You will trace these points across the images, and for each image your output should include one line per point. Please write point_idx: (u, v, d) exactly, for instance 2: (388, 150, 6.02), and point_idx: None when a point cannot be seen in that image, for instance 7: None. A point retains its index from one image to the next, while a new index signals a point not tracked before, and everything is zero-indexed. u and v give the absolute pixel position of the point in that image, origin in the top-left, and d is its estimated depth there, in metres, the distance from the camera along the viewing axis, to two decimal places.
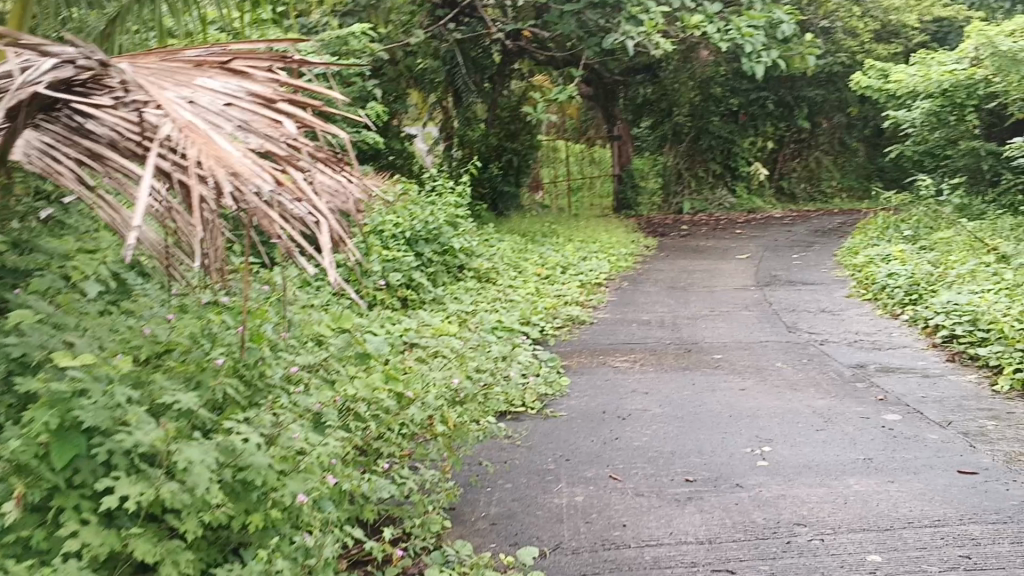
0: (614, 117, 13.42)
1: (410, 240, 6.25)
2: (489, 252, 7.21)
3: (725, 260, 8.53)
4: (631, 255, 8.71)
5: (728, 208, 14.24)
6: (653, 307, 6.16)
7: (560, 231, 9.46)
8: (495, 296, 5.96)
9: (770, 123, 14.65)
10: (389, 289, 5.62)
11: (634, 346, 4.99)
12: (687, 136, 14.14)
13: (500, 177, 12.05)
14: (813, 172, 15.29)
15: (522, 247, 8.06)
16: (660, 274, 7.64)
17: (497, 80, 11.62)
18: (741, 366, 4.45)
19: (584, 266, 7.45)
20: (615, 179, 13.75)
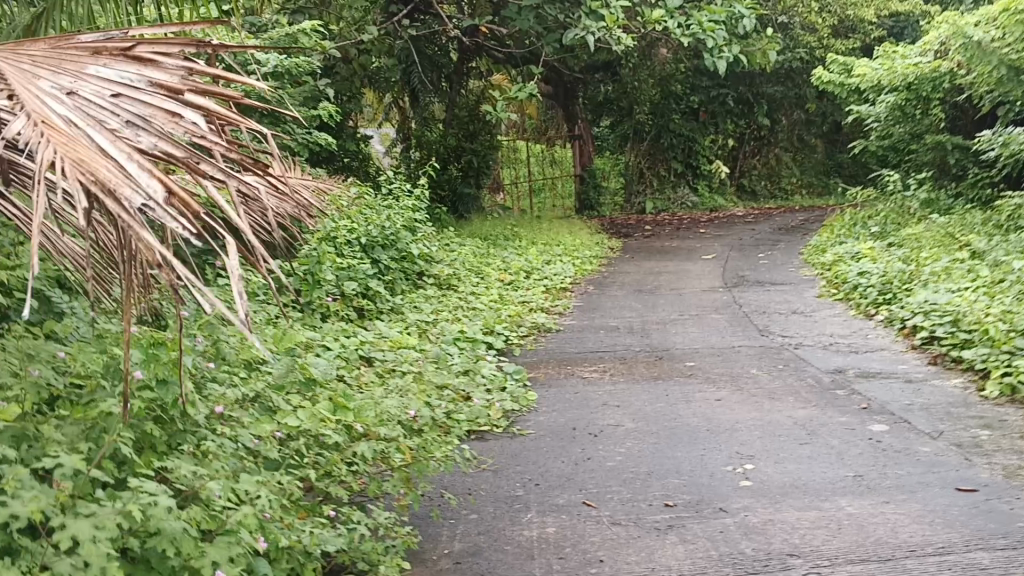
0: (575, 116, 13.38)
1: (366, 247, 5.96)
2: (449, 257, 6.95)
3: (691, 260, 8.37)
4: (595, 257, 8.51)
5: (690, 207, 14.11)
6: (620, 311, 5.94)
7: (522, 233, 9.24)
8: (457, 304, 5.70)
9: (730, 120, 14.55)
10: (343, 299, 5.35)
11: (603, 354, 4.76)
12: (647, 135, 13.92)
13: (459, 179, 11.81)
14: (774, 169, 15.23)
15: (483, 251, 7.82)
16: (626, 277, 7.44)
17: (455, 80, 11.38)
18: (716, 374, 4.23)
19: (548, 270, 7.22)
20: (576, 180, 13.66)
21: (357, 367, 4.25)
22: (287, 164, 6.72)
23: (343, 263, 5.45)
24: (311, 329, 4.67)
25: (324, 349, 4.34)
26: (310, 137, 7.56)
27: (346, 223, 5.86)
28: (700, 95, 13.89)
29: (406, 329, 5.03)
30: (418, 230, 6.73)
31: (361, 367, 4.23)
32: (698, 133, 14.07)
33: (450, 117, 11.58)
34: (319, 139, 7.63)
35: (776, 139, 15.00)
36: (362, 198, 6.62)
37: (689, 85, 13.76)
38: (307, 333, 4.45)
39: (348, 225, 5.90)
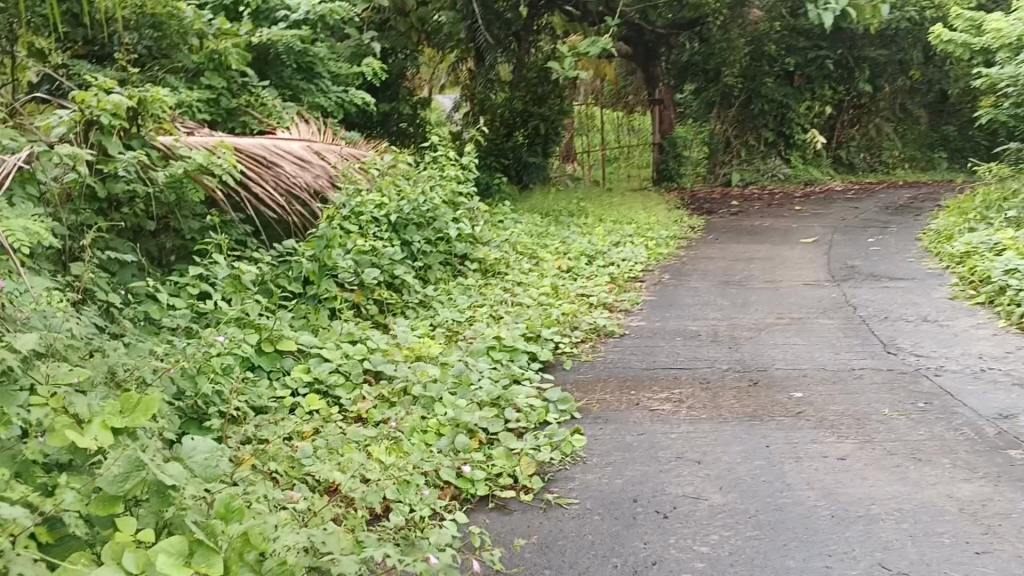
0: (655, 79, 12.31)
1: (397, 225, 4.99)
2: (499, 238, 5.93)
3: (787, 244, 7.20)
4: (672, 238, 7.39)
5: (783, 180, 12.73)
6: (702, 311, 4.87)
7: (590, 207, 8.18)
8: (502, 299, 4.71)
9: (828, 86, 13.01)
10: (362, 288, 4.39)
11: (681, 374, 3.70)
12: (736, 100, 12.62)
13: (525, 146, 10.79)
14: (875, 140, 13.80)
15: (541, 230, 6.78)
16: (709, 264, 6.36)
17: (524, 36, 10.34)
18: (832, 415, 3.14)
19: (616, 254, 6.17)
20: (654, 148, 12.48)
21: (360, 388, 3.29)
22: (314, 125, 5.77)
23: (365, 245, 4.49)
24: (311, 331, 3.72)
25: (319, 361, 3.41)
26: (346, 95, 6.60)
27: (373, 196, 4.89)
28: (796, 56, 12.53)
29: (435, 333, 4.05)
30: (464, 205, 5.73)
31: (364, 387, 3.27)
32: (792, 99, 12.73)
33: (518, 78, 10.49)
34: (356, 98, 6.65)
35: (878, 107, 13.56)
36: (400, 166, 5.64)
37: (783, 45, 12.45)
38: (302, 337, 3.50)
39: (374, 198, 4.92)
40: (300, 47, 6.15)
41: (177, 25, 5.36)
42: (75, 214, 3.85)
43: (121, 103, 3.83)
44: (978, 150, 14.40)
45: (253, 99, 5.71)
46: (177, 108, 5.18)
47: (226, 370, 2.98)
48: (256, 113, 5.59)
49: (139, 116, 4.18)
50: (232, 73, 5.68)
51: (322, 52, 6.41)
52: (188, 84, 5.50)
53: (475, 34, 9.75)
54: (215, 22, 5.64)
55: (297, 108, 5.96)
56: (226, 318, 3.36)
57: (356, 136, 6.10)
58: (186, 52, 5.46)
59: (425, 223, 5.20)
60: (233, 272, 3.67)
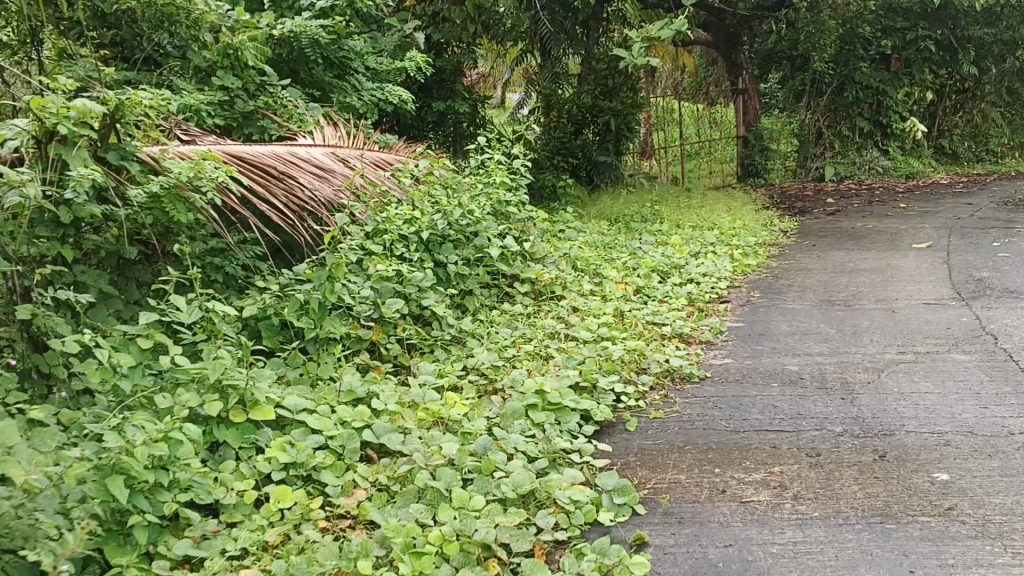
0: (737, 65, 11.34)
1: (432, 245, 4.22)
2: (558, 254, 5.12)
3: (897, 250, 6.21)
4: (759, 245, 6.48)
5: (881, 173, 11.72)
6: (802, 342, 3.99)
7: (664, 211, 7.30)
8: (557, 331, 3.90)
9: (928, 70, 11.80)
10: (380, 323, 3.64)
11: (781, 442, 2.84)
12: (828, 87, 11.53)
13: (595, 144, 9.93)
14: (980, 128, 12.52)
15: (607, 241, 5.95)
16: (804, 277, 5.46)
17: (592, 23, 9.66)
18: (998, 517, 2.26)
19: (694, 267, 5.32)
20: (738, 142, 11.52)
21: (353, 470, 2.52)
22: (343, 128, 5.06)
23: (387, 271, 3.74)
24: (304, 387, 2.97)
25: (305, 431, 2.65)
26: (381, 94, 5.85)
27: (402, 211, 4.14)
28: (894, 39, 11.35)
29: (468, 383, 3.25)
30: (515, 217, 4.94)
31: (357, 469, 2.50)
32: (889, 84, 11.56)
33: (587, 70, 9.80)
34: (393, 95, 5.89)
35: (984, 91, 12.29)
36: (439, 173, 4.87)
37: (879, 26, 11.20)
38: (288, 399, 2.75)
39: (403, 213, 4.16)
40: (331, 38, 5.44)
41: (185, 18, 4.69)
42: (31, 244, 3.22)
43: (94, 111, 3.17)
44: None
45: (272, 100, 5.02)
46: (183, 113, 4.55)
47: (170, 457, 2.25)
48: (275, 117, 4.93)
49: (118, 123, 3.51)
50: (248, 72, 5.01)
51: (357, 46, 5.71)
52: (199, 85, 4.87)
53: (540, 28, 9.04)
54: (232, 14, 4.97)
55: (325, 109, 5.26)
56: (188, 379, 2.64)
57: (392, 139, 5.38)
58: (197, 47, 4.83)
59: (467, 239, 4.42)
60: (207, 315, 2.96)
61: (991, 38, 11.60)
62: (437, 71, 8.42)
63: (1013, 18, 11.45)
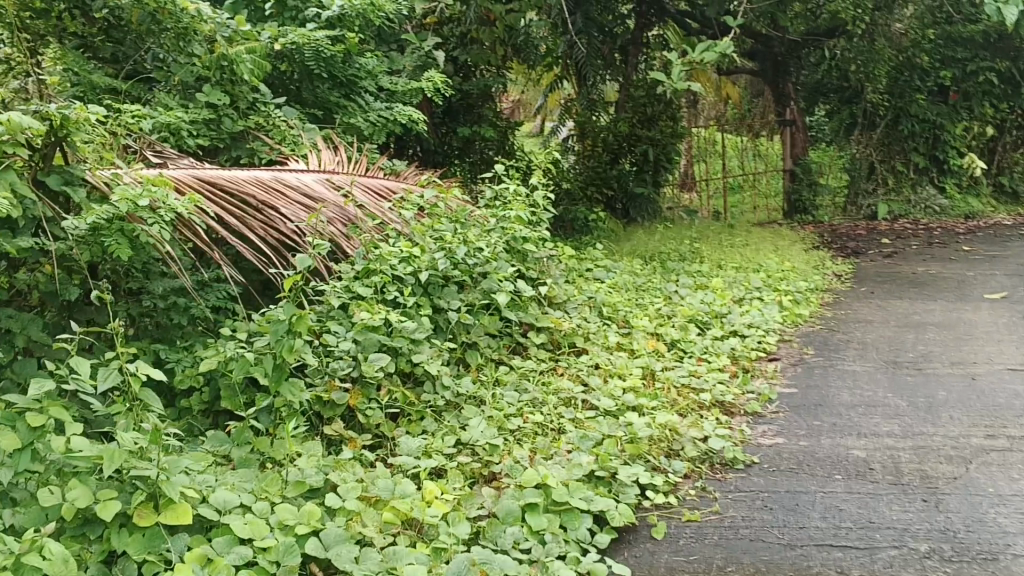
0: (786, 95, 10.65)
1: (432, 288, 3.63)
2: (581, 299, 4.50)
3: (966, 300, 5.51)
4: (810, 290, 5.83)
5: (938, 212, 10.87)
6: (868, 417, 3.33)
7: (704, 249, 6.67)
8: (575, 397, 3.28)
9: (988, 103, 11.01)
10: (359, 384, 3.04)
11: (850, 566, 2.20)
12: (881, 120, 10.91)
13: (633, 175, 9.33)
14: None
15: (641, 284, 5.33)
16: (863, 331, 4.80)
17: (632, 49, 9.31)
18: None
19: (737, 316, 4.68)
20: (785, 176, 10.78)
21: None
22: (344, 152, 4.50)
23: (372, 319, 3.15)
24: (248, 473, 2.38)
25: (232, 539, 2.05)
26: (390, 113, 5.27)
27: (398, 249, 3.56)
28: (954, 69, 10.58)
29: (457, 465, 2.64)
30: (534, 257, 4.34)
31: None
32: (947, 118, 10.81)
33: (625, 99, 9.27)
34: (402, 115, 5.29)
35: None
36: (450, 205, 4.28)
37: (937, 56, 10.48)
38: (217, 493, 2.17)
39: (397, 250, 3.57)
40: (340, 56, 4.94)
41: (173, 21, 4.30)
42: None
43: (24, 126, 2.63)
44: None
45: (263, 119, 4.50)
46: (159, 132, 4.03)
47: None
48: (266, 138, 4.41)
49: (64, 142, 2.96)
50: (241, 87, 4.50)
51: (368, 62, 5.19)
52: (184, 101, 4.37)
53: (575, 54, 8.55)
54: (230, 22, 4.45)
55: (325, 131, 4.73)
56: (86, 467, 2.07)
57: (399, 166, 4.83)
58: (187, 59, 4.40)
59: (475, 282, 3.82)
60: (130, 377, 2.39)
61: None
62: (463, 95, 7.88)
63: None
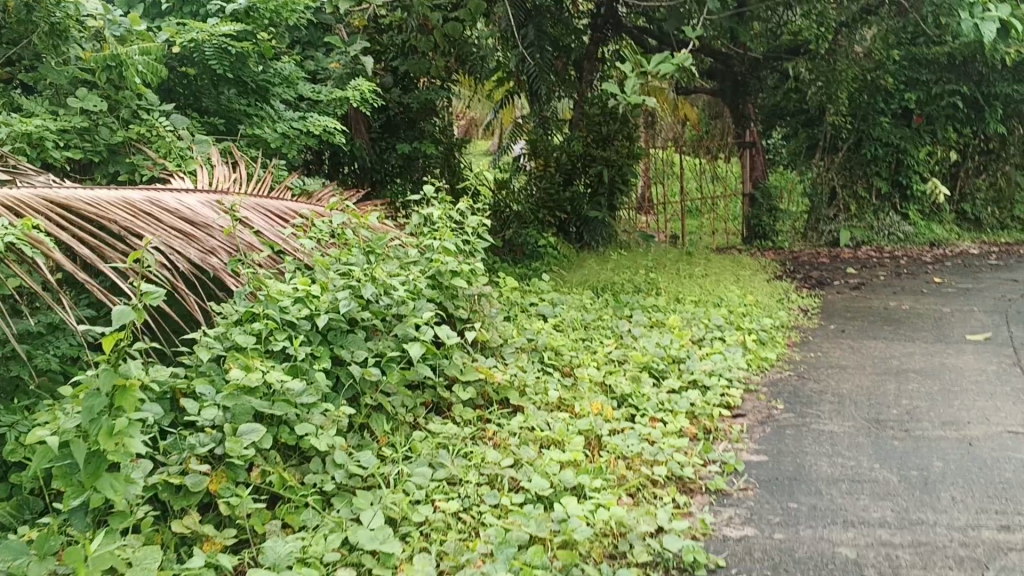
0: (746, 116, 10.14)
1: (332, 335, 3.00)
2: (518, 342, 3.89)
3: (947, 341, 5.01)
4: (776, 327, 5.31)
5: (902, 239, 10.49)
6: (853, 498, 2.76)
7: (660, 280, 6.13)
8: (500, 474, 2.68)
9: (952, 128, 10.69)
10: (224, 464, 2.43)
11: None
12: (844, 143, 10.50)
13: (586, 197, 8.80)
14: (1004, 192, 11.43)
15: (590, 320, 4.73)
16: (837, 378, 4.27)
17: (587, 64, 8.82)
18: None
19: (696, 361, 4.13)
20: (744, 201, 10.37)
21: None
22: (244, 170, 3.88)
23: (244, 379, 2.53)
24: None
25: None
26: (302, 123, 4.59)
27: (290, 288, 2.95)
28: (919, 92, 10.22)
29: None
30: (464, 292, 3.72)
31: None
32: (911, 142, 10.43)
33: (579, 116, 8.73)
34: (317, 125, 4.62)
35: (1011, 152, 11.18)
36: (367, 231, 3.66)
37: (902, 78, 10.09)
38: None
39: (290, 289, 2.95)
40: (253, 57, 4.37)
41: (45, 16, 3.64)
42: None
43: None
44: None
45: (147, 128, 3.85)
46: (13, 143, 3.37)
47: None
48: (150, 152, 3.77)
49: None
50: (124, 91, 3.88)
51: (283, 67, 4.58)
52: (54, 108, 3.72)
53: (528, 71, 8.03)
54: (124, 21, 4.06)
55: (226, 145, 4.10)
56: None
57: (312, 184, 4.20)
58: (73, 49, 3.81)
59: (387, 325, 3.21)
60: None
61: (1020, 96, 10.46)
62: (403, 107, 7.27)
63: None
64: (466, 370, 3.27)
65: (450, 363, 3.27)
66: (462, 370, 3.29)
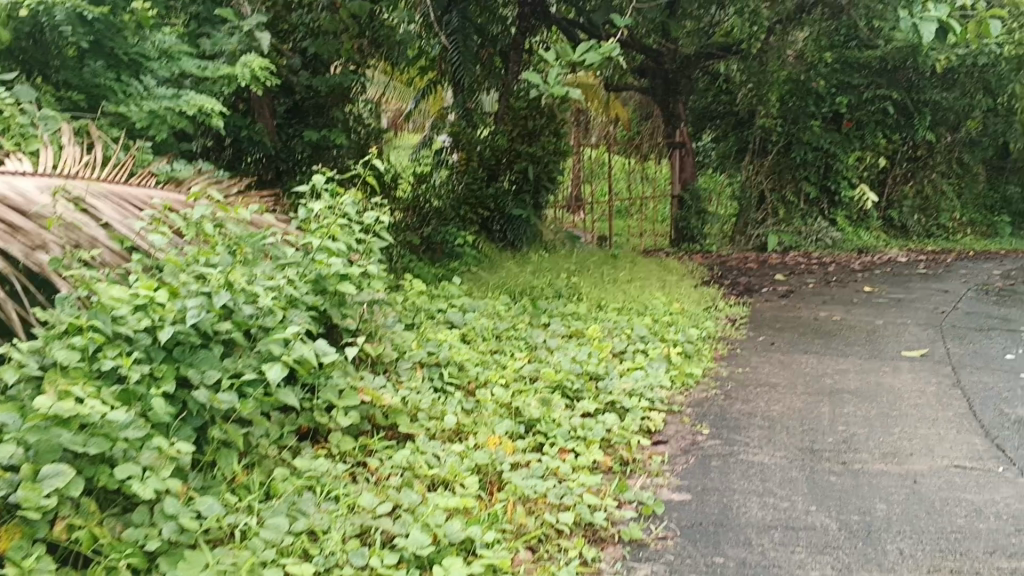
0: (675, 115, 9.76)
1: (180, 351, 2.51)
2: (415, 358, 3.42)
3: (881, 357, 4.70)
4: (702, 338, 4.96)
5: (829, 245, 10.23)
6: (789, 553, 2.37)
7: (581, 284, 5.74)
8: (373, 526, 2.22)
9: (881, 134, 10.56)
10: (13, 518, 1.92)
11: None
12: (774, 146, 10.27)
13: (510, 194, 8.36)
14: (930, 200, 11.37)
15: (503, 330, 4.29)
16: (767, 397, 3.92)
17: (513, 55, 8.29)
18: None
19: (616, 377, 3.74)
20: (673, 202, 10.04)
21: None
22: (101, 151, 3.35)
23: (48, 408, 2.02)
24: None
25: None
26: (173, 103, 4.07)
27: (128, 293, 2.45)
28: (849, 96, 10.07)
29: None
30: (351, 300, 3.25)
31: None
32: (839, 148, 10.29)
33: (504, 108, 8.29)
34: (190, 106, 4.09)
35: (937, 160, 11.13)
36: (238, 227, 3.16)
37: (834, 81, 9.90)
38: None
39: (128, 294, 2.45)
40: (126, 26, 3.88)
41: None
42: None
43: None
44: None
45: None
46: None
47: None
48: None
49: None
50: None
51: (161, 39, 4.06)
52: None
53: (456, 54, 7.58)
54: None
55: (85, 123, 3.57)
56: None
57: (185, 171, 3.70)
58: None
59: (252, 339, 2.72)
60: None
61: (948, 104, 10.36)
62: (312, 92, 6.76)
63: (969, 84, 10.27)
64: (346, 395, 2.80)
65: (327, 385, 2.79)
66: (340, 394, 2.82)
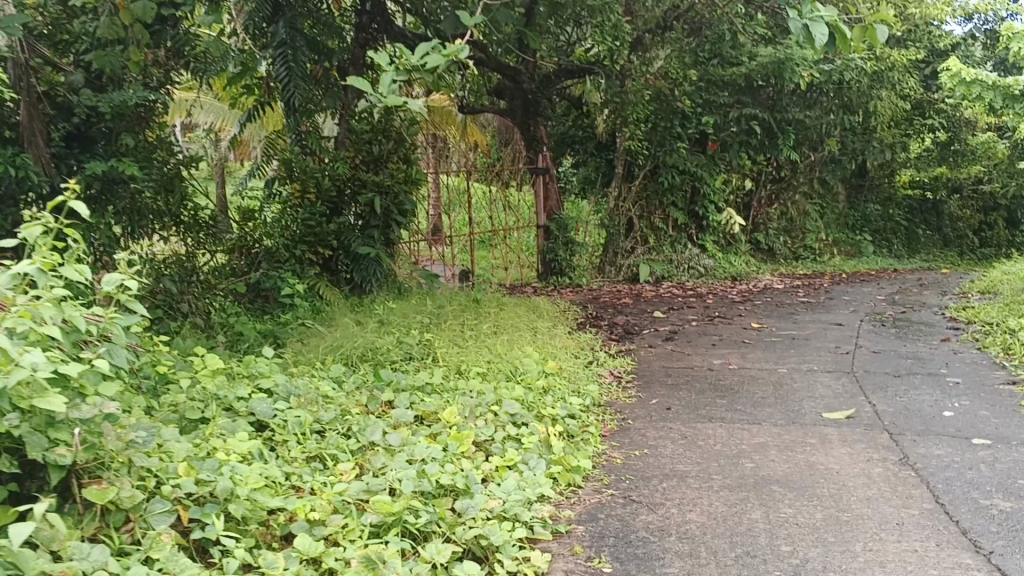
0: (537, 138, 8.90)
1: None
2: (178, 493, 2.29)
3: (800, 421, 3.86)
4: (586, 406, 4.01)
5: (702, 274, 9.60)
6: None
7: (436, 339, 4.74)
8: None
9: (745, 154, 10.03)
10: None
11: None
12: (640, 170, 9.57)
13: (352, 229, 7.02)
14: (795, 221, 10.92)
15: (327, 422, 3.17)
16: (680, 497, 2.95)
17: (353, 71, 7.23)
18: None
19: (480, 486, 2.72)
20: (538, 232, 9.18)
21: None
22: None
23: None
24: None
25: None
26: None
27: None
28: (716, 116, 9.42)
29: None
30: (63, 415, 2.09)
31: None
32: (706, 170, 9.69)
33: (344, 133, 7.16)
34: None
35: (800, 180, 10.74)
36: None
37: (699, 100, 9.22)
38: None
39: None
40: None
41: None
42: None
43: None
44: (900, 233, 11.96)
45: None
46: None
47: None
48: None
49: None
50: None
51: None
52: None
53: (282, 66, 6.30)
54: None
55: None
56: None
57: None
58: None
59: None
60: None
61: (812, 122, 9.92)
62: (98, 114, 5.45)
63: (832, 101, 9.87)
64: None
65: None
66: None
